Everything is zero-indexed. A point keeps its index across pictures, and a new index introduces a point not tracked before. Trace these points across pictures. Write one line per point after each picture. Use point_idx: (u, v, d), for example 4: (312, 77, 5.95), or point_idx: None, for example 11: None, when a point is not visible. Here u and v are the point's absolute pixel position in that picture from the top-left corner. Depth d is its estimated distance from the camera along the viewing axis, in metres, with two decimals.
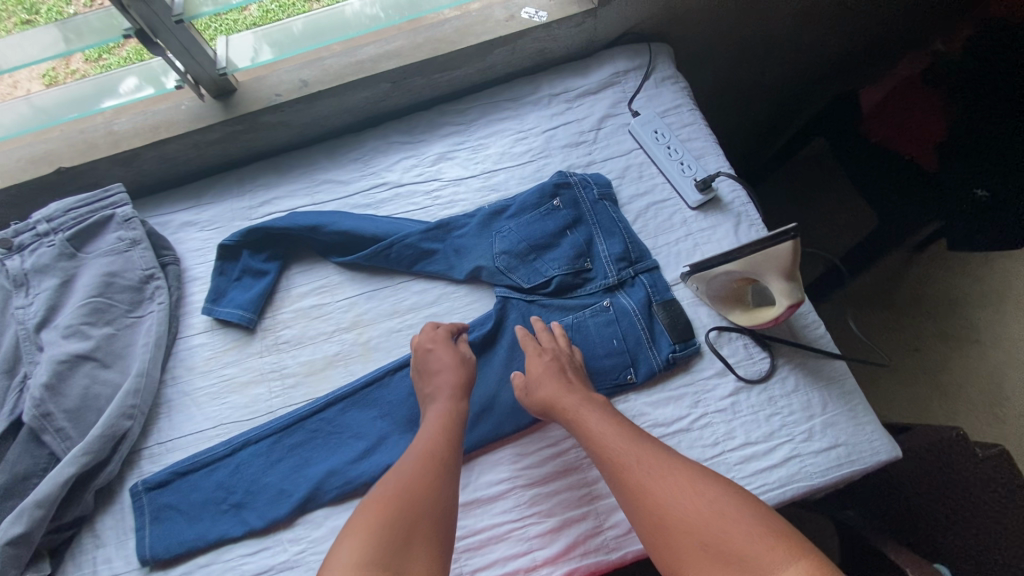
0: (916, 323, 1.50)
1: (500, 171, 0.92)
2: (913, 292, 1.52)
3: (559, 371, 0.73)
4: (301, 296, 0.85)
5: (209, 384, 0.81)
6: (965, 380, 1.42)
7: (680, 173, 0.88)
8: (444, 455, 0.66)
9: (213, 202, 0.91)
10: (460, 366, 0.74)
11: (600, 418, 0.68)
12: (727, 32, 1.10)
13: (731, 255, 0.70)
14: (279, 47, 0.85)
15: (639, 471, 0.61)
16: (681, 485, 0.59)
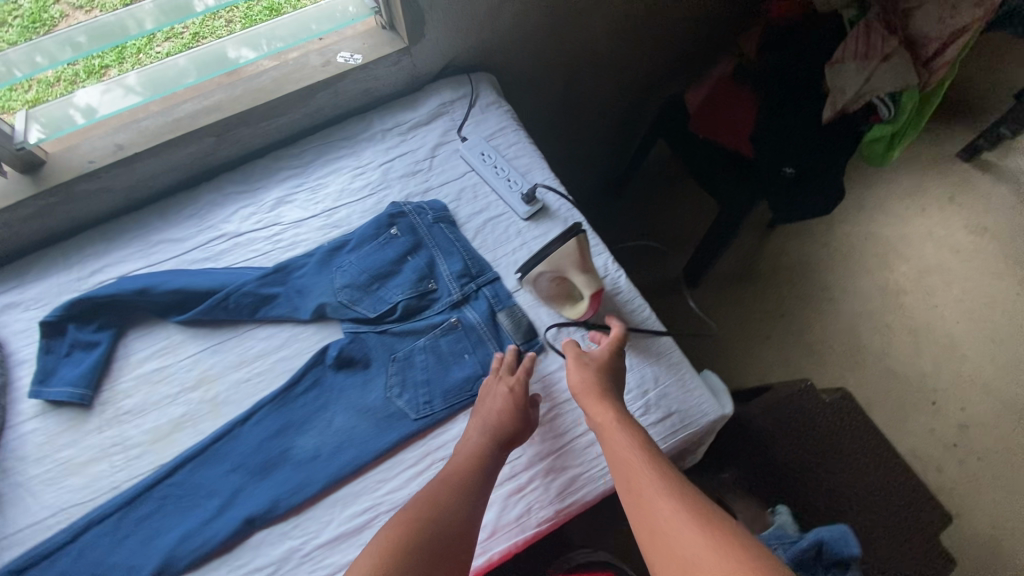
0: (775, 290, 1.60)
1: (340, 208, 0.94)
2: (772, 259, 1.64)
3: (595, 389, 0.73)
4: (141, 362, 0.83)
5: (42, 471, 0.76)
6: (830, 335, 1.55)
7: (508, 189, 0.95)
8: (472, 479, 0.69)
9: (36, 279, 0.87)
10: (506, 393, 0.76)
11: (626, 440, 0.66)
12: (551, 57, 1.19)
13: (541, 256, 0.84)
14: (163, 83, 0.84)
15: (651, 496, 0.59)
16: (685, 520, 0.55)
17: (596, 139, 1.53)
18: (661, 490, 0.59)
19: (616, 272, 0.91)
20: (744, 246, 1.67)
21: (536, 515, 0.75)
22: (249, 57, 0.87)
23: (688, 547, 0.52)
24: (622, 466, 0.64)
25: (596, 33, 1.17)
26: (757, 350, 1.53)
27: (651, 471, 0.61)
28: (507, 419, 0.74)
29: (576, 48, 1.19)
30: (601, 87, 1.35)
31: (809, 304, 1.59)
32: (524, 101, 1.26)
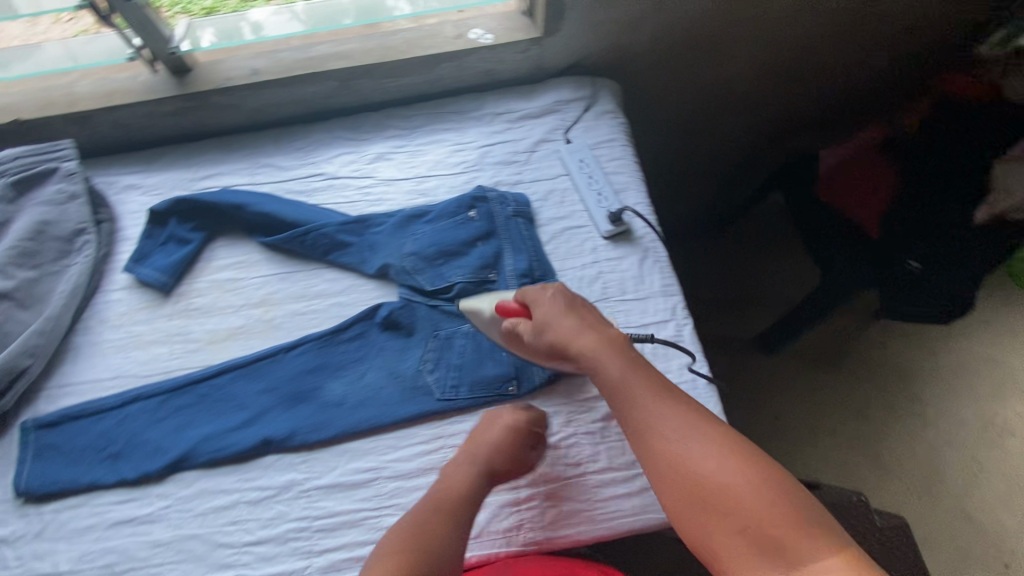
0: (856, 383, 1.45)
1: (431, 178, 0.96)
2: (863, 356, 1.48)
3: (595, 344, 0.71)
4: (220, 268, 0.90)
5: (116, 337, 0.85)
6: (906, 454, 1.37)
7: (597, 203, 0.91)
8: (451, 506, 0.70)
9: (159, 170, 0.97)
10: (512, 433, 0.74)
11: (624, 370, 0.69)
12: (686, 80, 1.13)
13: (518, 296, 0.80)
14: (324, 20, 0.92)
15: (665, 434, 0.64)
16: (713, 451, 0.61)
17: (711, 175, 1.44)
18: (691, 440, 0.62)
19: (684, 318, 0.85)
20: (837, 329, 1.51)
21: (524, 535, 0.74)
22: (405, 11, 0.94)
23: (732, 492, 0.59)
24: (641, 420, 0.66)
25: (741, 64, 1.12)
26: (816, 442, 1.39)
27: (672, 418, 0.64)
28: (503, 456, 0.73)
29: (715, 75, 1.13)
30: (731, 122, 1.27)
31: (891, 411, 1.42)
32: (647, 119, 1.22)
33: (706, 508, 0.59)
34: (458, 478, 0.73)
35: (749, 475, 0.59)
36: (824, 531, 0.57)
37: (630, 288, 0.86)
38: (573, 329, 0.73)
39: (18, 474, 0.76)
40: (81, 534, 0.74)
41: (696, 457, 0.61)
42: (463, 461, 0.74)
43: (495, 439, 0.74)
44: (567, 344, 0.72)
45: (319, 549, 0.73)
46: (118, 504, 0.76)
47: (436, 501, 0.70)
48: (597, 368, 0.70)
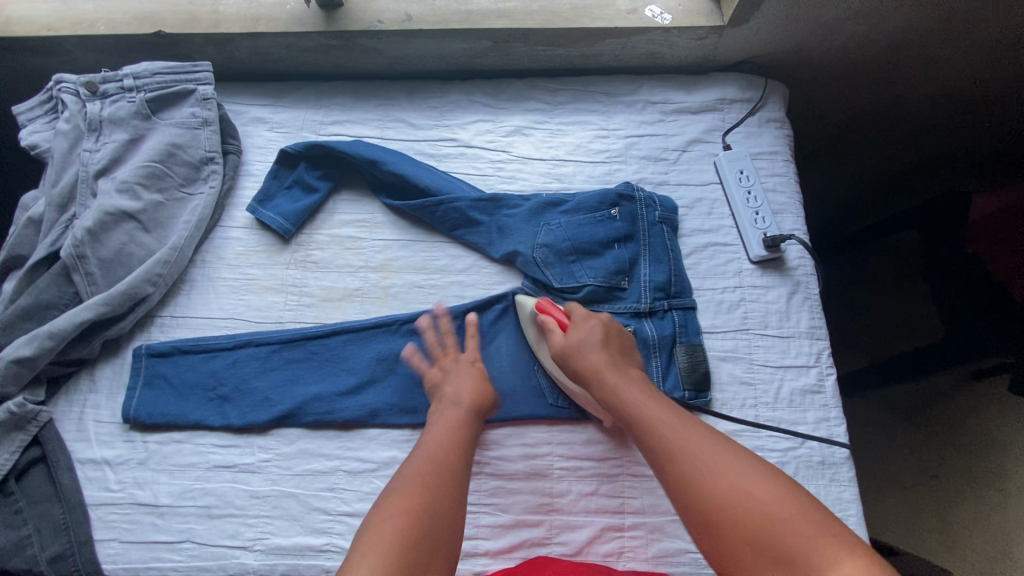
0: (953, 450, 1.18)
1: (569, 162, 0.89)
2: (979, 427, 1.17)
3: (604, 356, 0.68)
4: (341, 223, 0.86)
5: (232, 277, 0.83)
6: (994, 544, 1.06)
7: (752, 223, 0.83)
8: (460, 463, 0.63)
9: (288, 106, 0.92)
10: (482, 385, 0.72)
11: (624, 379, 0.66)
12: (858, 91, 1.01)
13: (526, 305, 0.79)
14: None
15: (671, 447, 0.57)
16: (731, 465, 0.54)
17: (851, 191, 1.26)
18: (708, 453, 0.56)
19: (827, 367, 0.78)
20: (928, 387, 1.26)
21: (626, 563, 0.70)
22: None
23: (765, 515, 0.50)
24: (660, 443, 0.59)
25: (918, 93, 0.99)
26: (880, 500, 1.21)
27: (686, 433, 0.58)
28: (481, 401, 0.70)
29: (883, 99, 1.02)
30: (881, 149, 1.14)
31: (999, 494, 1.10)
32: (802, 119, 1.11)
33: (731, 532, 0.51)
34: (457, 433, 0.65)
35: (766, 486, 0.52)
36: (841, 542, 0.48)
37: (773, 323, 0.79)
38: (603, 353, 0.68)
39: (128, 399, 0.76)
40: (183, 471, 0.74)
41: (729, 476, 0.53)
42: (466, 415, 0.68)
43: (483, 391, 0.71)
44: (589, 360, 0.68)
45: None
46: (220, 447, 0.75)
47: (440, 456, 0.62)
48: (609, 385, 0.65)
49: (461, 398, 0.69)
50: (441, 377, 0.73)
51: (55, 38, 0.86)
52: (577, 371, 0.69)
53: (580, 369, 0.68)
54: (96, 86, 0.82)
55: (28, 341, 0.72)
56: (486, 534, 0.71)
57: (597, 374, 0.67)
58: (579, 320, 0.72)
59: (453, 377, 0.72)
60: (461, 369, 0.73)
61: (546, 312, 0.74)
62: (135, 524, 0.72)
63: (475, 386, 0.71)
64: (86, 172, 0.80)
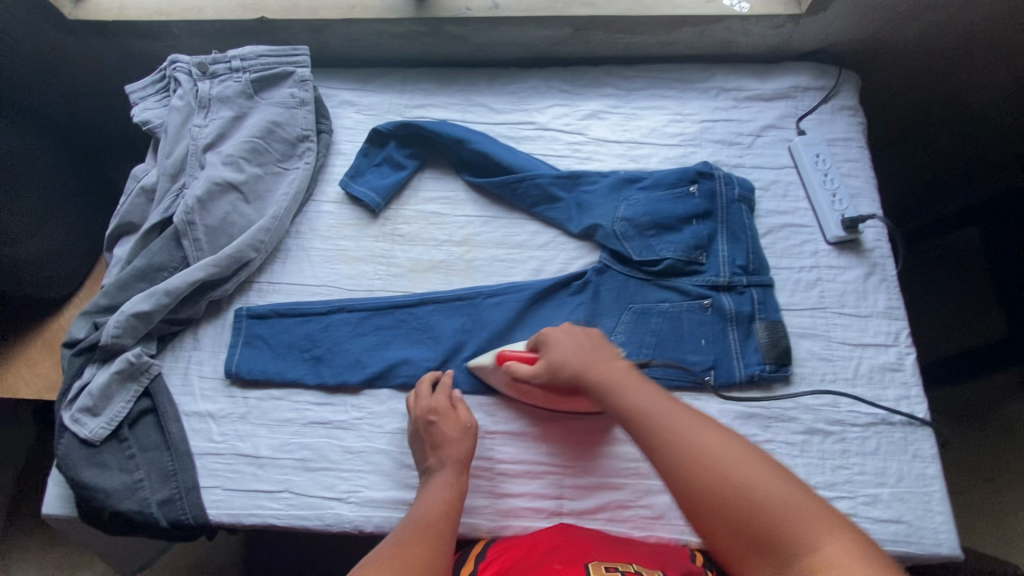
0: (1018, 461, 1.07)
1: (645, 145, 0.92)
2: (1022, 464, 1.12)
3: (604, 363, 0.66)
4: (425, 200, 0.90)
5: (324, 248, 0.87)
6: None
7: (829, 204, 0.84)
8: (440, 528, 0.61)
9: (375, 90, 0.97)
10: (463, 438, 0.71)
11: (625, 382, 0.63)
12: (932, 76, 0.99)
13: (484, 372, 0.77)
14: None
15: (673, 432, 0.56)
16: (693, 435, 0.55)
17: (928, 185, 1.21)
18: (691, 436, 0.55)
19: (907, 346, 0.79)
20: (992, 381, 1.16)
21: None
22: None
23: (763, 501, 0.49)
24: (652, 431, 0.57)
25: (989, 85, 0.97)
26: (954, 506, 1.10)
27: (671, 415, 0.57)
28: (462, 457, 0.70)
29: (950, 88, 1.01)
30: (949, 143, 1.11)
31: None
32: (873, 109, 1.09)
33: (714, 509, 0.51)
34: (441, 494, 0.65)
35: (749, 467, 0.51)
36: (832, 523, 0.47)
37: (851, 302, 0.81)
38: (575, 350, 0.68)
39: (230, 356, 0.80)
40: (281, 425, 0.78)
41: (715, 456, 0.53)
42: (449, 476, 0.68)
43: (466, 443, 0.71)
44: (584, 370, 0.66)
45: (499, 492, 0.74)
46: (316, 405, 0.79)
47: (427, 515, 0.62)
48: (599, 385, 0.64)
49: (449, 464, 0.69)
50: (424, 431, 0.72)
51: (166, 22, 0.93)
52: (568, 384, 0.67)
53: (574, 379, 0.66)
54: (207, 67, 0.88)
55: (147, 297, 0.77)
56: (569, 495, 0.74)
57: (608, 387, 0.63)
58: (550, 340, 0.71)
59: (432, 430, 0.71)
60: (440, 421, 0.72)
61: (508, 359, 0.73)
62: (237, 473, 0.76)
63: (460, 442, 0.71)
64: (195, 145, 0.86)
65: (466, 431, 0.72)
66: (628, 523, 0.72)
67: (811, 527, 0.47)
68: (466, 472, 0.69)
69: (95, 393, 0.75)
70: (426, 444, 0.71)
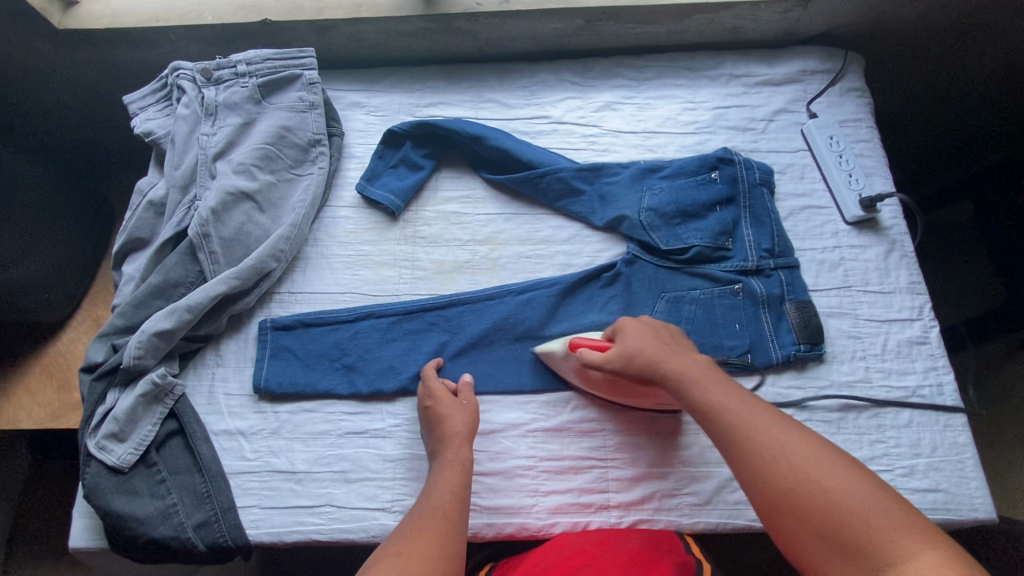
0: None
1: (660, 134, 0.92)
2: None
3: (682, 357, 0.65)
4: (445, 200, 0.89)
5: (345, 254, 0.85)
6: None
7: (846, 184, 0.86)
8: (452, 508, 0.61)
9: (384, 90, 0.95)
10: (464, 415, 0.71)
11: (710, 377, 0.62)
12: (938, 50, 1.00)
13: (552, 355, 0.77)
14: None
15: (751, 427, 0.56)
16: (791, 439, 0.54)
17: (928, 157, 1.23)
18: (778, 439, 0.54)
19: (930, 320, 0.81)
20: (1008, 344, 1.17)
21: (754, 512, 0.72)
22: None
23: (849, 508, 0.48)
24: (735, 427, 0.56)
25: (986, 62, 0.99)
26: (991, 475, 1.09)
27: (755, 414, 0.57)
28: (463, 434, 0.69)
29: (949, 68, 1.03)
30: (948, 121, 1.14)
31: None
32: (879, 80, 1.10)
33: (791, 510, 0.50)
34: (451, 477, 0.65)
35: (837, 474, 0.50)
36: (927, 536, 0.46)
37: (874, 279, 0.82)
38: (658, 345, 0.67)
39: (258, 370, 0.78)
40: (317, 438, 0.76)
41: (804, 460, 0.52)
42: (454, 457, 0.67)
43: (466, 417, 0.71)
44: (652, 355, 0.66)
45: (545, 489, 0.74)
46: (351, 414, 0.77)
47: (437, 501, 0.62)
48: (676, 376, 0.63)
49: (455, 442, 0.68)
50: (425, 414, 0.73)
51: (163, 28, 0.89)
52: (644, 373, 0.66)
53: (642, 369, 0.66)
54: (210, 72, 0.85)
55: (168, 315, 0.74)
56: (615, 487, 0.74)
57: (658, 367, 0.65)
58: (631, 330, 0.70)
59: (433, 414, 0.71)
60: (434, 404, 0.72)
61: (580, 346, 0.72)
62: (274, 490, 0.74)
63: (459, 415, 0.71)
64: (204, 155, 0.82)
65: (467, 403, 0.73)
66: (676, 511, 0.72)
67: (897, 536, 0.46)
68: (468, 444, 0.69)
69: (121, 417, 0.72)
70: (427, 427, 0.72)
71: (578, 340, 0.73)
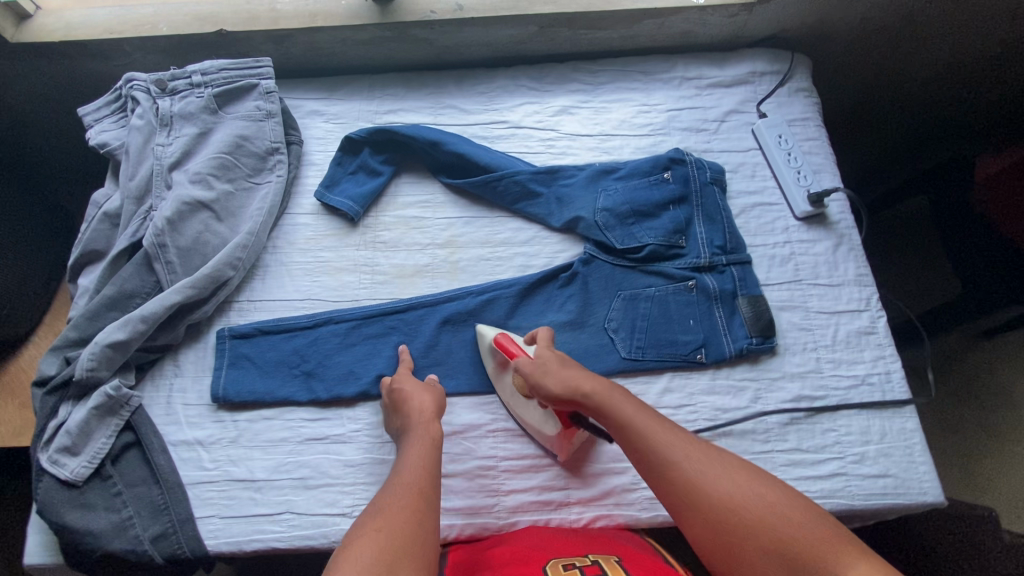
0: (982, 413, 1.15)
1: (616, 137, 0.94)
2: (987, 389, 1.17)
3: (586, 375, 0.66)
4: (404, 205, 0.90)
5: (305, 260, 0.86)
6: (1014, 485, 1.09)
7: (795, 181, 0.88)
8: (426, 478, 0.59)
9: (343, 98, 0.95)
10: (430, 397, 0.71)
11: (619, 397, 0.64)
12: (880, 53, 1.05)
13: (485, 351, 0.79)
14: None
15: (654, 451, 0.57)
16: (698, 456, 0.56)
17: (879, 157, 1.28)
18: (688, 456, 0.56)
19: (878, 310, 0.83)
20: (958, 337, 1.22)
21: None
22: None
23: (761, 513, 0.50)
24: (642, 450, 0.58)
25: (927, 65, 1.05)
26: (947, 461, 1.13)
27: (659, 432, 0.58)
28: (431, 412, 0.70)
29: (891, 72, 1.08)
30: (895, 120, 1.19)
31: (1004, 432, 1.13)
32: (827, 85, 1.14)
33: (717, 525, 0.51)
34: (424, 455, 0.63)
35: (750, 484, 0.52)
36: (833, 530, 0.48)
37: (823, 273, 0.85)
38: (567, 370, 0.67)
39: (216, 379, 0.78)
40: (276, 445, 0.76)
41: (717, 476, 0.54)
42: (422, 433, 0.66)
43: (430, 398, 0.71)
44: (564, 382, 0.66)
45: (506, 489, 0.74)
46: (311, 421, 0.77)
47: (410, 475, 0.59)
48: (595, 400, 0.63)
49: (425, 423, 0.68)
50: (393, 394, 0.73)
51: (117, 40, 0.89)
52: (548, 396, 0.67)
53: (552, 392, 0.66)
54: (166, 83, 0.85)
55: (122, 325, 0.74)
56: (575, 484, 0.75)
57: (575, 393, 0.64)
58: (538, 349, 0.72)
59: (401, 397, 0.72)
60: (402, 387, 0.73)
61: (507, 343, 0.74)
62: (233, 499, 0.73)
63: (423, 395, 0.71)
64: (159, 165, 0.82)
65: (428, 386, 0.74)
66: (634, 506, 0.73)
67: (810, 534, 0.48)
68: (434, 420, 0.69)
69: (74, 430, 0.71)
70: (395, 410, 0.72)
71: (501, 335, 0.76)
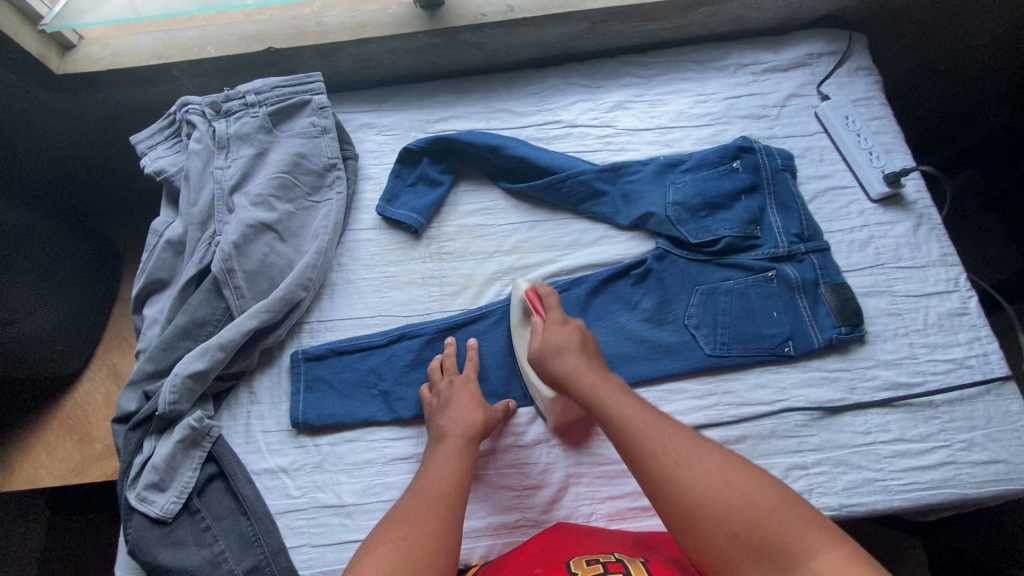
0: None
1: (676, 129, 0.91)
2: None
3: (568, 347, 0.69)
4: (467, 213, 0.88)
5: (372, 277, 0.84)
6: None
7: (867, 162, 0.86)
8: (449, 494, 0.62)
9: (393, 110, 0.94)
10: (474, 406, 0.70)
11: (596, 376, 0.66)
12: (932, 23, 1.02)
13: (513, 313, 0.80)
14: None
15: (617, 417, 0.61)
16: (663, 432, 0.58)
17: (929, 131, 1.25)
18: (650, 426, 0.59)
19: (967, 290, 0.80)
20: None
21: (818, 500, 0.69)
22: None
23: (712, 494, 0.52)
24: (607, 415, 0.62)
25: (978, 35, 1.02)
26: None
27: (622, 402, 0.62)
28: (467, 416, 0.69)
29: (941, 45, 1.06)
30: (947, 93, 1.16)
31: None
32: (878, 60, 1.11)
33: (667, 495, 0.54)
34: (448, 464, 0.65)
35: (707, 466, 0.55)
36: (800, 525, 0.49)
37: (906, 255, 0.82)
38: (575, 357, 0.69)
39: (294, 403, 0.76)
40: (361, 468, 0.74)
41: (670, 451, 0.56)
42: (452, 444, 0.67)
43: (469, 405, 0.70)
44: (566, 368, 0.68)
45: (603, 497, 0.72)
46: (394, 440, 0.75)
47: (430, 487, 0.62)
48: (587, 383, 0.66)
49: (450, 425, 0.69)
50: (438, 397, 0.73)
51: (165, 65, 0.88)
52: (552, 377, 0.69)
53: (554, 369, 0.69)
54: (220, 105, 0.85)
55: (200, 355, 0.72)
56: None
57: (573, 378, 0.67)
58: (555, 325, 0.73)
59: (444, 400, 0.72)
60: (452, 391, 0.72)
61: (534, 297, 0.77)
62: (324, 527, 0.71)
63: (462, 403, 0.70)
64: (220, 189, 0.81)
65: (463, 378, 0.74)
66: None
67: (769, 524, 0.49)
68: (465, 437, 0.68)
69: (161, 466, 0.69)
70: (434, 412, 0.72)
71: (536, 288, 0.78)
